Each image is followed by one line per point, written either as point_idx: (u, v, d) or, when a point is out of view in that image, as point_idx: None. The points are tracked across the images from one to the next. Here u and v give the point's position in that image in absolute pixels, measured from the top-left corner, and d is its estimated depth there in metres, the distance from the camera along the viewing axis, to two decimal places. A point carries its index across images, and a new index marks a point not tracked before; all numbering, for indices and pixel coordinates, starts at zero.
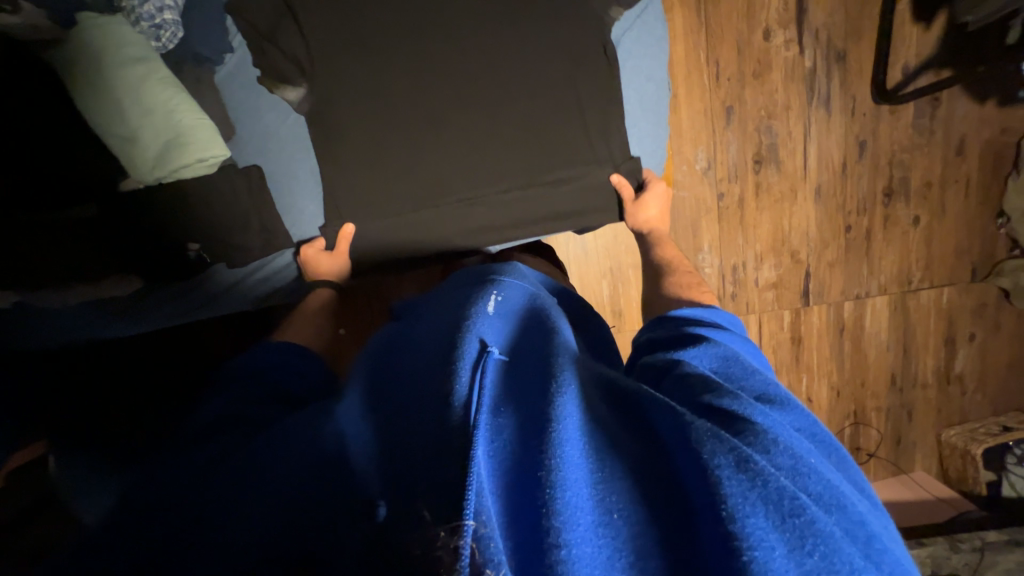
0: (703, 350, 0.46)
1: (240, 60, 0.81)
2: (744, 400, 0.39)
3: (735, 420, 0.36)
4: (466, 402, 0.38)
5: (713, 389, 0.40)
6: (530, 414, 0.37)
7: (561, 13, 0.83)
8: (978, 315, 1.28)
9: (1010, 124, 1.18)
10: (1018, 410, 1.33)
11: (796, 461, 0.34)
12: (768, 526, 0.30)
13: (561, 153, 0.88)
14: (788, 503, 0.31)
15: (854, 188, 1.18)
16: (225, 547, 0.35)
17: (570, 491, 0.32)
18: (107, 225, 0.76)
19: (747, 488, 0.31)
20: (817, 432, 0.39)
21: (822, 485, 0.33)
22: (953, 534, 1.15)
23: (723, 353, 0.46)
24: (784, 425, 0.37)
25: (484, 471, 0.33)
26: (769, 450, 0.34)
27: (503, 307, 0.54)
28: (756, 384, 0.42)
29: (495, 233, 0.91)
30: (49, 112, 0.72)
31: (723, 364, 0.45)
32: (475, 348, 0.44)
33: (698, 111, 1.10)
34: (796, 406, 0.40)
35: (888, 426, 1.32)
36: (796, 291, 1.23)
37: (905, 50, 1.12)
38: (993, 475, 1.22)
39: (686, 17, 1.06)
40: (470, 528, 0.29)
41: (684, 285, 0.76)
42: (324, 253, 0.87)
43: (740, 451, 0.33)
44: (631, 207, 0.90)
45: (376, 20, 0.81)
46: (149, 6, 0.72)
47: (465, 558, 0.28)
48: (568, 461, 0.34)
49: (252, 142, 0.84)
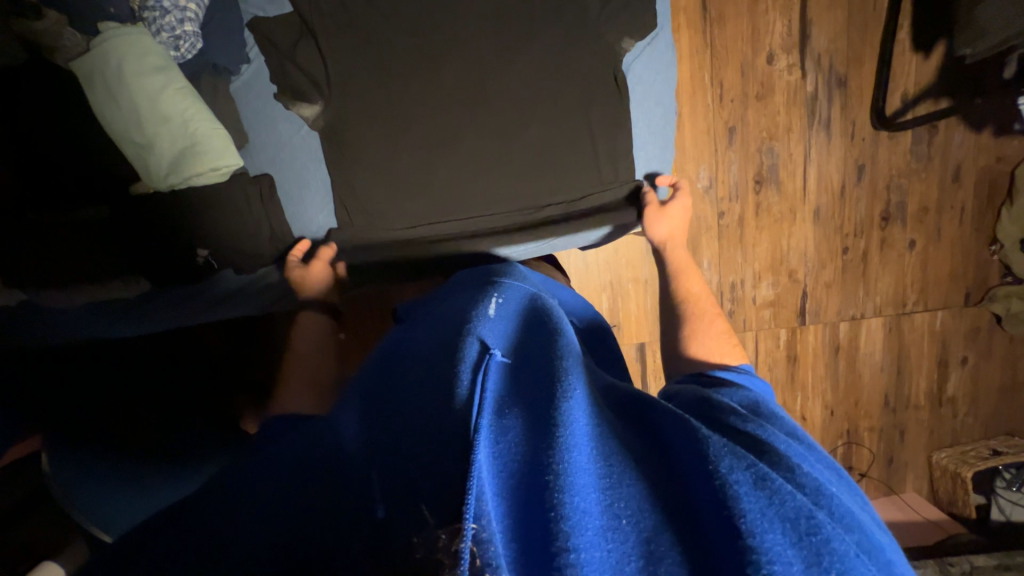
0: (733, 390, 0.49)
1: (256, 70, 0.82)
2: (768, 429, 0.40)
3: (760, 444, 0.38)
4: (468, 403, 0.38)
5: (738, 415, 0.42)
6: (534, 418, 0.38)
7: (572, 33, 0.85)
8: (972, 339, 1.30)
9: (1005, 153, 1.21)
10: (1009, 434, 1.34)
11: (819, 484, 0.35)
12: (785, 542, 0.31)
13: (568, 176, 0.89)
14: (804, 522, 0.32)
15: (852, 210, 1.20)
16: (219, 539, 0.35)
17: (578, 496, 0.32)
18: (121, 226, 0.77)
19: (764, 504, 0.32)
20: (840, 469, 0.41)
21: (841, 508, 0.34)
22: (944, 558, 1.14)
23: (753, 395, 0.48)
24: (808, 457, 0.39)
25: (486, 472, 0.33)
26: (792, 472, 0.35)
27: (504, 310, 0.55)
28: (783, 421, 0.44)
29: (506, 244, 0.89)
30: (57, 111, 0.72)
31: (748, 401, 0.47)
32: (477, 350, 0.45)
33: (701, 131, 1.12)
34: (820, 450, 0.41)
35: (881, 446, 1.33)
36: (793, 309, 1.25)
37: (904, 79, 1.15)
38: (982, 498, 1.24)
39: (692, 39, 1.08)
40: (471, 531, 0.28)
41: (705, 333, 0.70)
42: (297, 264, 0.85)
43: (757, 468, 0.34)
44: (654, 210, 0.87)
45: (391, 35, 0.82)
46: (170, 18, 0.73)
47: (466, 561, 0.27)
48: (577, 466, 0.34)
49: (265, 151, 0.85)
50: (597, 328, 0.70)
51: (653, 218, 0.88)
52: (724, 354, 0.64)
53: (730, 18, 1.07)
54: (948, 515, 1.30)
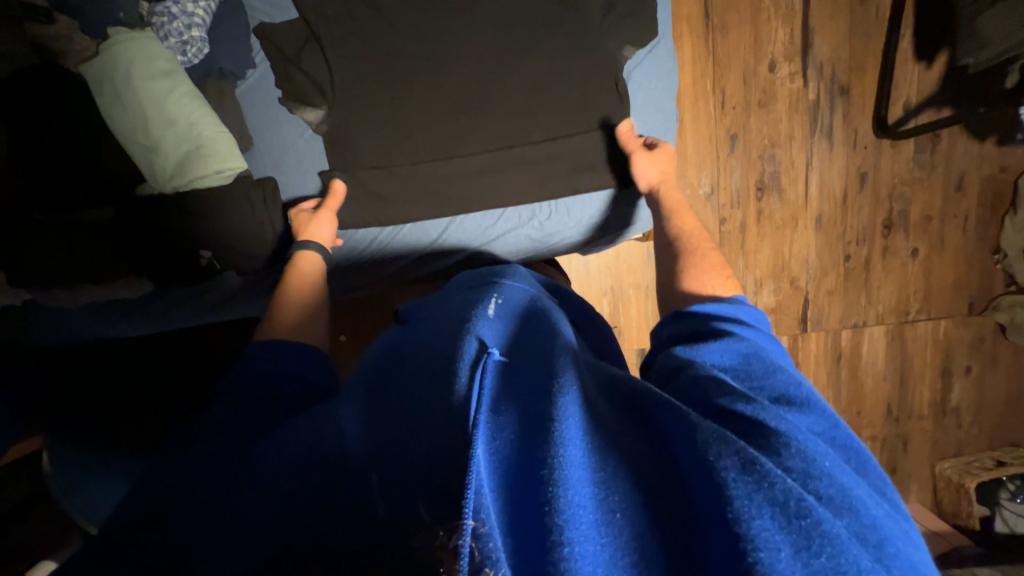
0: (724, 346, 0.48)
1: (261, 74, 0.84)
2: (759, 404, 0.40)
3: (750, 425, 0.38)
4: (466, 401, 0.39)
5: (728, 392, 0.41)
6: (530, 412, 0.38)
7: (574, 40, 0.85)
8: (975, 348, 1.29)
9: (1009, 162, 1.21)
10: (1014, 445, 1.33)
11: (807, 463, 0.35)
12: (774, 527, 0.31)
13: (575, 185, 0.88)
14: (794, 504, 0.31)
15: (854, 218, 1.20)
16: (220, 531, 0.35)
17: (572, 490, 0.33)
18: (123, 229, 0.75)
19: (752, 489, 0.32)
20: (838, 434, 0.41)
21: (833, 488, 0.34)
22: (946, 570, 1.13)
23: (745, 350, 0.48)
24: (800, 429, 0.38)
25: (485, 470, 0.34)
26: (779, 453, 0.35)
27: (504, 308, 0.55)
28: (776, 385, 0.44)
29: (510, 248, 0.94)
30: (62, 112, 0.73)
31: (743, 363, 0.46)
32: (475, 348, 0.46)
33: (703, 137, 1.12)
34: (815, 408, 0.42)
35: (883, 455, 1.32)
36: (795, 316, 1.24)
37: (906, 87, 1.15)
38: (986, 510, 1.22)
39: (694, 47, 1.08)
40: (469, 527, 0.30)
41: (702, 268, 0.69)
42: (307, 212, 0.82)
43: (746, 453, 0.34)
44: (641, 157, 0.83)
45: (394, 41, 0.83)
46: (178, 24, 0.75)
47: (465, 556, 0.29)
48: (570, 460, 0.34)
49: (270, 154, 0.86)
50: (596, 324, 0.70)
51: (640, 163, 0.83)
52: (717, 287, 0.66)
53: (732, 27, 1.08)
54: (952, 526, 1.29)
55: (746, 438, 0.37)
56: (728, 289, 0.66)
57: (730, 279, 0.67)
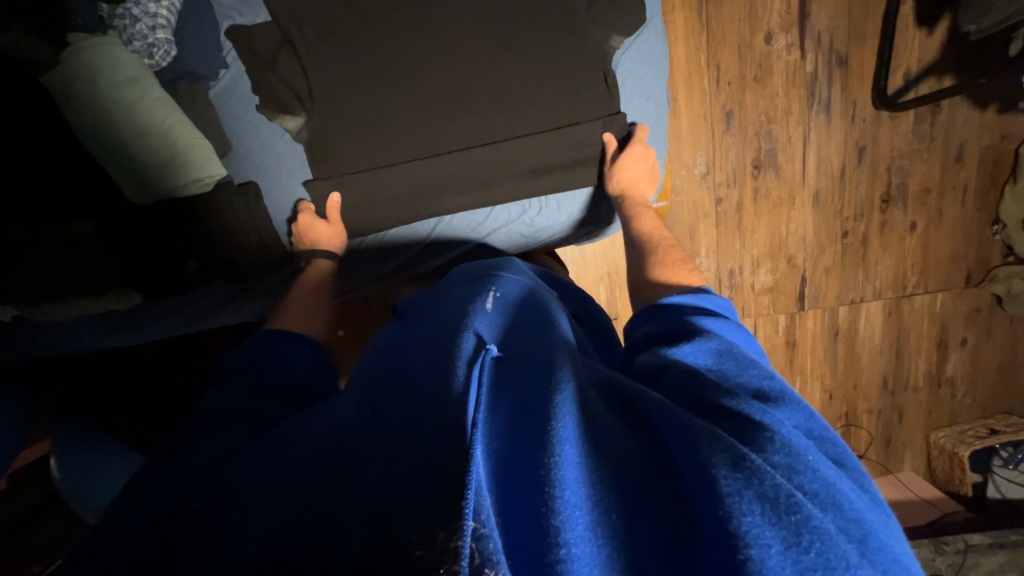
0: (698, 347, 0.48)
1: (233, 75, 0.81)
2: (744, 400, 0.40)
3: (739, 421, 0.37)
4: (466, 399, 0.38)
5: (718, 389, 0.41)
6: (526, 413, 0.38)
7: (560, 23, 0.82)
8: (972, 319, 1.30)
9: (1010, 131, 1.18)
10: (1007, 413, 1.35)
11: (793, 459, 0.34)
12: (764, 523, 0.30)
13: (569, 179, 0.87)
14: (785, 501, 0.31)
15: (852, 193, 1.19)
16: (222, 535, 0.34)
17: (568, 490, 0.32)
18: (111, 237, 0.72)
19: (743, 486, 0.31)
20: (815, 427, 0.40)
21: (818, 483, 0.33)
22: (938, 537, 1.17)
23: (718, 348, 0.48)
24: (784, 424, 0.38)
25: (483, 470, 0.34)
26: (766, 449, 0.35)
27: (501, 302, 0.55)
28: (752, 379, 0.44)
29: (506, 241, 0.93)
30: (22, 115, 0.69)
31: (716, 361, 0.46)
32: (473, 345, 0.45)
33: (697, 116, 1.09)
34: (793, 403, 0.41)
35: (879, 427, 1.35)
36: (792, 295, 1.24)
37: (906, 55, 1.11)
38: (978, 477, 1.25)
39: (687, 20, 1.04)
40: (469, 528, 0.29)
41: (666, 264, 0.73)
42: (319, 223, 0.82)
43: (735, 450, 0.33)
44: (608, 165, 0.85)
45: (374, 33, 0.80)
46: (141, 26, 0.72)
47: (465, 558, 0.27)
48: (566, 459, 0.34)
49: (248, 160, 0.82)
50: (596, 315, 0.69)
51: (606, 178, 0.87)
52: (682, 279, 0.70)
53: None
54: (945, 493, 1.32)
55: (733, 432, 0.37)
56: (694, 283, 0.69)
57: (694, 273, 0.72)
